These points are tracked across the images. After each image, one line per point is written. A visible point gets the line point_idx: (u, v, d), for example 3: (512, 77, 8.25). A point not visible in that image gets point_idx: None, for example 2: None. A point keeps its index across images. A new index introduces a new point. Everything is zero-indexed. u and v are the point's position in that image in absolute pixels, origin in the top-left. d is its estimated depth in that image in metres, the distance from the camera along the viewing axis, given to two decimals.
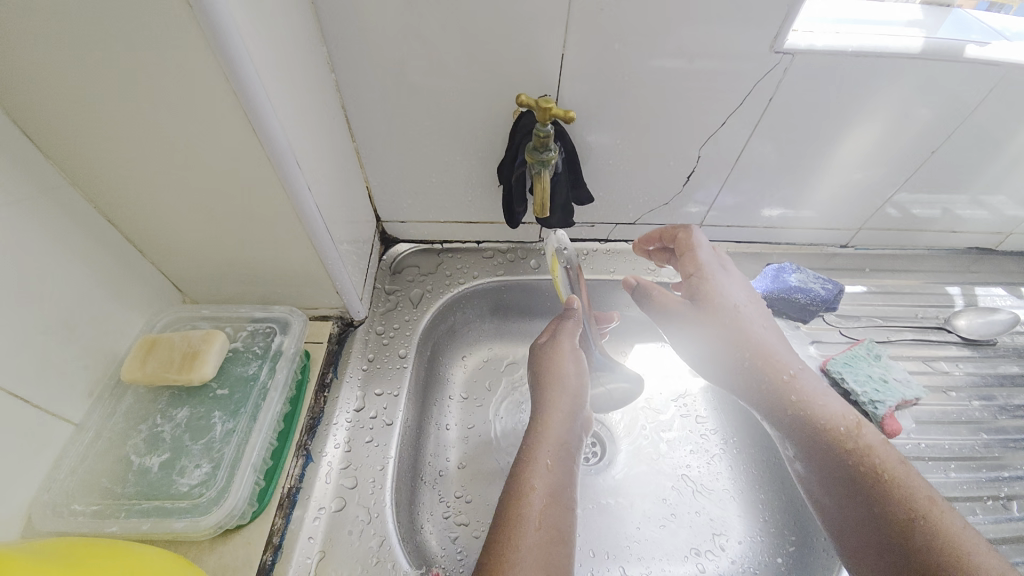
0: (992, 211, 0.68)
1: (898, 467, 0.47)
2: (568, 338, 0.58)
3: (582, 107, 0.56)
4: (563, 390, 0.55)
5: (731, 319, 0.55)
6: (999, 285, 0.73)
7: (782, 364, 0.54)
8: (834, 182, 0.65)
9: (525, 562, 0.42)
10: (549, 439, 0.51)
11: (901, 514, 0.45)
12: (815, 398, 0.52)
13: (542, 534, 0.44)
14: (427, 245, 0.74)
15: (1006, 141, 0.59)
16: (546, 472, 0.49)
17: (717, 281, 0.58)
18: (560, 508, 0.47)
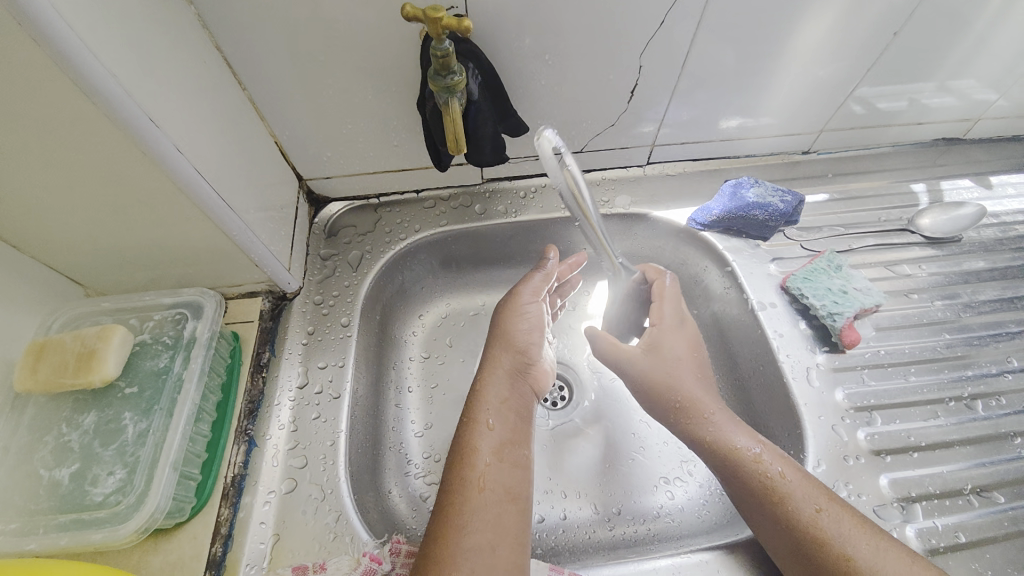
0: (961, 96, 0.64)
1: (794, 479, 0.42)
2: (531, 298, 0.58)
3: (497, 23, 0.48)
4: (512, 348, 0.54)
5: (667, 381, 0.50)
6: (967, 177, 0.70)
7: (702, 411, 0.48)
8: (790, 81, 0.59)
9: (469, 523, 0.43)
10: (492, 396, 0.51)
11: (806, 542, 0.40)
12: (726, 428, 0.47)
13: (488, 494, 0.45)
14: (362, 201, 0.68)
15: (974, 12, 0.53)
16: (490, 431, 0.49)
17: (671, 330, 0.54)
18: (508, 465, 0.47)
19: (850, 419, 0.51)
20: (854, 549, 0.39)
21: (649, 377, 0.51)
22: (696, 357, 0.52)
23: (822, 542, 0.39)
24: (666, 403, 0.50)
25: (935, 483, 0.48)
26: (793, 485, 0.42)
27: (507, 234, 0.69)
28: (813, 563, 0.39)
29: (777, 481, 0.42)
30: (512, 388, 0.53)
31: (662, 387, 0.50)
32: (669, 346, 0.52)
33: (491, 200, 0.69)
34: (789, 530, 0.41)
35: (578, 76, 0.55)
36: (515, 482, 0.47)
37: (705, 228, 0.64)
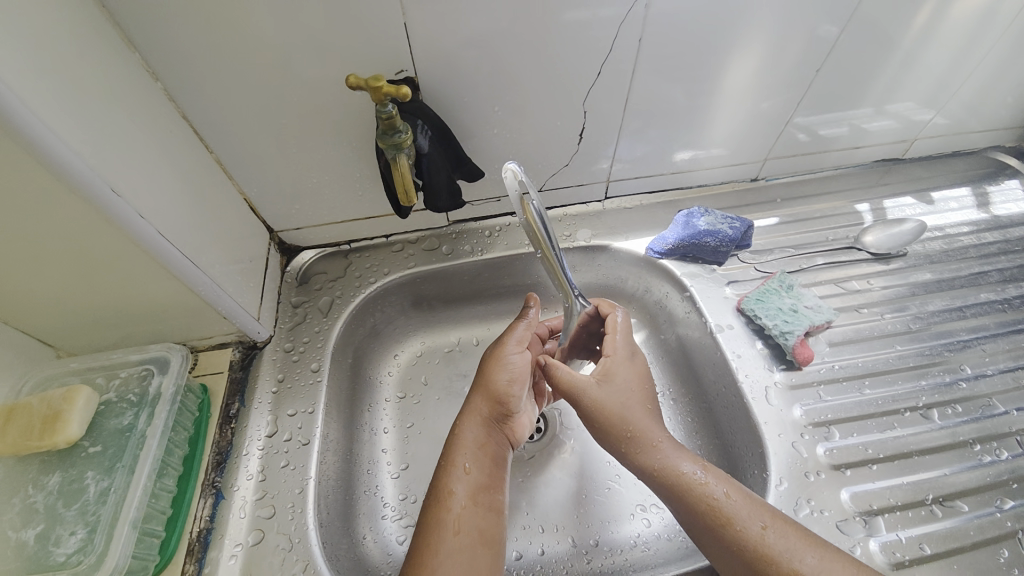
0: (892, 120, 0.68)
1: (737, 497, 0.43)
2: (514, 349, 0.56)
3: (446, 81, 0.52)
4: (490, 394, 0.54)
5: (617, 411, 0.48)
6: (908, 194, 0.72)
7: (648, 438, 0.47)
8: (727, 117, 0.63)
9: (443, 566, 0.43)
10: (469, 441, 0.51)
11: (755, 561, 0.40)
12: (669, 454, 0.46)
13: (461, 538, 0.45)
14: (333, 248, 0.70)
15: (886, 45, 0.58)
16: (466, 475, 0.49)
17: (626, 362, 0.52)
18: (484, 511, 0.48)
19: (808, 435, 0.51)
20: (802, 563, 0.39)
21: (601, 408, 0.49)
22: (645, 388, 0.51)
23: (769, 560, 0.39)
24: (618, 432, 0.48)
25: (897, 496, 0.47)
26: (737, 505, 0.42)
27: (475, 272, 0.72)
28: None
29: (722, 502, 0.42)
30: (491, 433, 0.53)
31: (613, 417, 0.48)
32: (621, 377, 0.50)
33: (458, 240, 0.71)
34: (738, 551, 0.41)
35: (528, 122, 0.59)
36: (489, 531, 0.47)
37: (663, 256, 0.66)
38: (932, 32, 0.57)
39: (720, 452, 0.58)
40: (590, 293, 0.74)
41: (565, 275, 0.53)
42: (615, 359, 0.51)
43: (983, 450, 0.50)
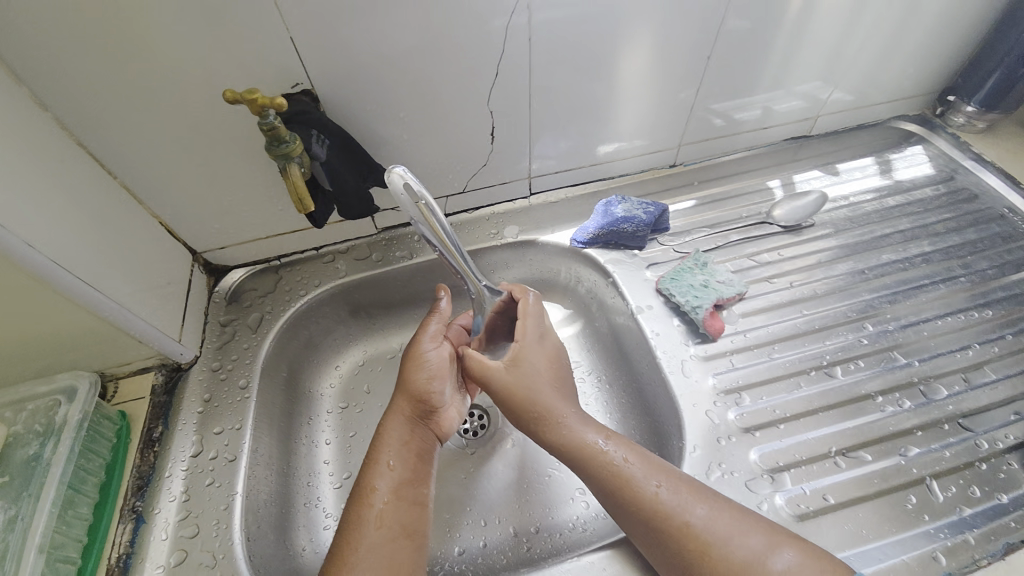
0: (790, 102, 0.72)
1: (637, 463, 0.45)
2: (431, 345, 0.56)
3: (346, 92, 0.54)
4: (410, 393, 0.54)
5: (524, 393, 0.49)
6: (815, 168, 0.75)
7: (555, 416, 0.48)
8: (632, 108, 0.66)
9: (363, 560, 0.44)
10: (393, 439, 0.51)
11: (651, 519, 0.42)
12: (576, 427, 0.48)
13: (383, 533, 0.46)
14: (262, 265, 0.70)
15: (770, 24, 0.61)
16: (390, 472, 0.49)
17: (534, 346, 0.53)
18: (410, 504, 0.48)
19: (720, 402, 0.53)
20: (693, 514, 0.41)
21: (510, 392, 0.50)
22: (556, 369, 0.52)
23: (664, 516, 0.42)
24: (527, 413, 0.49)
25: (803, 452, 0.49)
26: (636, 469, 0.45)
27: (408, 277, 0.73)
28: (659, 538, 0.41)
29: (623, 467, 0.45)
30: (416, 430, 0.52)
31: (520, 398, 0.49)
32: (531, 359, 0.51)
33: (388, 247, 0.72)
34: (638, 510, 0.43)
35: (438, 125, 0.60)
36: (413, 523, 0.47)
37: (587, 245, 0.68)
38: (807, 14, 0.61)
39: (650, 429, 0.59)
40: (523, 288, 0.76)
41: (469, 268, 0.55)
42: (526, 341, 0.53)
43: (885, 401, 0.52)
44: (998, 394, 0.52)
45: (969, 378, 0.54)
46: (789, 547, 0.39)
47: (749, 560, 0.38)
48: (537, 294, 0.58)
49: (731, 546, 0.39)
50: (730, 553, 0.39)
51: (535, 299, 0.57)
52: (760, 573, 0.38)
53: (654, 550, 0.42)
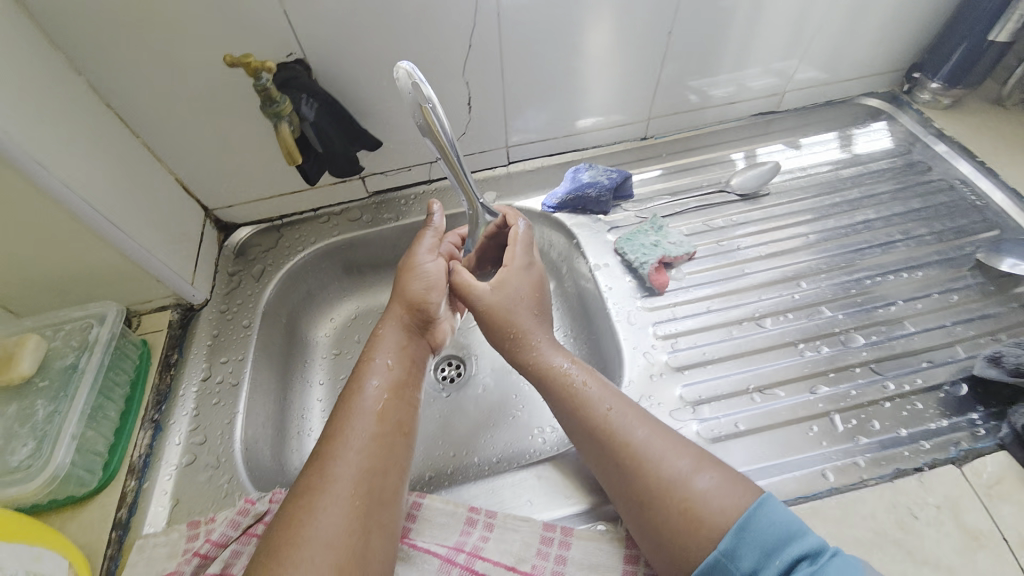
0: (754, 78, 0.76)
1: (592, 388, 0.52)
2: (429, 259, 0.62)
3: (334, 64, 0.60)
4: (407, 300, 0.60)
5: (503, 312, 0.57)
6: (779, 141, 0.79)
7: (528, 339, 0.57)
8: (600, 82, 0.71)
9: (356, 434, 0.49)
10: (390, 340, 0.58)
11: (596, 432, 0.49)
12: (545, 351, 0.56)
13: (376, 415, 0.51)
14: (266, 224, 0.78)
15: (727, 1, 0.64)
16: (384, 367, 0.55)
17: (518, 270, 0.60)
18: (399, 397, 0.54)
19: (657, 345, 0.59)
20: (634, 434, 0.47)
21: (491, 311, 0.58)
22: (535, 296, 0.59)
23: (609, 433, 0.48)
24: (504, 331, 0.57)
25: (724, 388, 0.55)
26: (593, 393, 0.51)
27: (395, 237, 0.80)
28: (602, 446, 0.48)
29: (580, 389, 0.52)
30: (409, 337, 0.60)
31: (500, 317, 0.57)
32: (515, 284, 0.59)
33: (377, 210, 0.80)
34: (586, 425, 0.50)
35: None
36: (403, 416, 0.53)
37: (556, 210, 0.74)
38: None
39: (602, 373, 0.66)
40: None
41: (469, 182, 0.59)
42: (510, 267, 0.60)
43: (805, 346, 0.57)
44: (918, 344, 0.56)
45: (889, 330, 0.57)
46: (716, 467, 0.44)
47: (673, 480, 0.43)
48: (527, 224, 0.64)
49: (662, 465, 0.44)
50: (660, 471, 0.44)
51: (524, 228, 0.63)
52: (680, 492, 0.42)
53: (600, 462, 0.48)
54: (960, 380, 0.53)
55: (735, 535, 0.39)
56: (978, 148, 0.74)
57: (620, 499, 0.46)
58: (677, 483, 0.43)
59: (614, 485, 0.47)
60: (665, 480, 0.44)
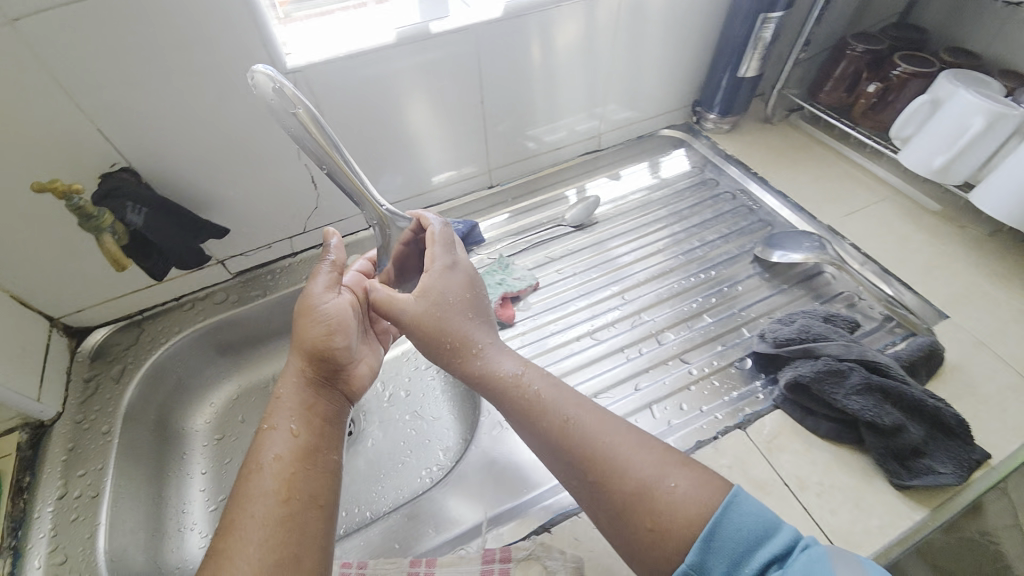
0: (572, 128, 0.88)
1: (544, 394, 0.48)
2: (328, 297, 0.57)
3: (164, 165, 0.63)
4: (310, 345, 0.55)
5: (434, 321, 0.53)
6: (603, 175, 0.92)
7: (467, 345, 0.53)
8: (434, 147, 0.78)
9: (251, 523, 0.43)
10: (289, 399, 0.52)
11: (554, 442, 0.46)
12: (490, 356, 0.52)
13: (275, 495, 0.45)
14: (125, 320, 0.77)
15: (525, 71, 0.74)
16: (283, 431, 0.50)
17: (439, 275, 0.56)
18: (307, 472, 0.48)
19: None
20: (591, 445, 0.44)
21: (420, 322, 0.53)
22: (465, 297, 0.56)
23: (564, 443, 0.45)
24: (438, 343, 0.53)
25: None
26: (547, 400, 0.48)
27: (267, 313, 0.82)
28: (560, 456, 0.45)
29: (531, 397, 0.48)
30: (312, 394, 0.54)
31: (430, 328, 0.53)
32: (441, 289, 0.55)
33: (244, 289, 0.81)
34: (547, 435, 0.46)
35: (261, 180, 0.70)
36: (315, 487, 0.48)
37: None
38: (553, 61, 0.75)
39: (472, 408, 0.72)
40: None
41: (366, 188, 0.64)
42: (430, 274, 0.56)
43: (630, 350, 0.68)
44: (712, 325, 0.69)
45: (690, 324, 0.70)
46: (676, 469, 0.41)
47: (641, 487, 0.41)
48: (443, 224, 0.63)
49: (628, 474, 0.41)
50: (624, 477, 0.42)
51: (440, 227, 0.61)
52: (647, 500, 0.40)
53: (560, 468, 0.45)
54: (746, 355, 0.65)
55: (701, 548, 0.37)
56: (751, 160, 0.90)
57: (577, 490, 0.44)
58: (639, 494, 0.40)
59: (582, 496, 0.44)
60: (629, 492, 0.41)
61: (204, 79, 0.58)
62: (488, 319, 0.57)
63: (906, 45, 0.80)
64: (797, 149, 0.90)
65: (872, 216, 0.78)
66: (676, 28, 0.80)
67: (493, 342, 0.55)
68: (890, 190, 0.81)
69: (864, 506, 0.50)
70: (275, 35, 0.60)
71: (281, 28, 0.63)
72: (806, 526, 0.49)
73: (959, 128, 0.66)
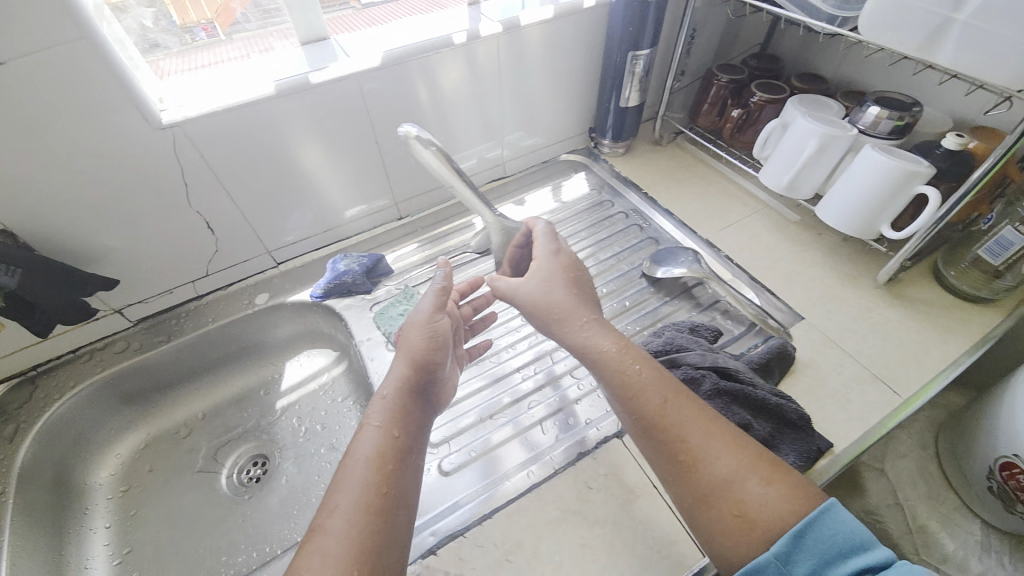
0: (474, 159, 0.92)
1: (651, 371, 0.53)
2: (430, 306, 0.61)
3: (46, 222, 0.62)
4: (416, 340, 0.58)
5: (541, 298, 0.62)
6: (509, 201, 0.97)
7: (574, 319, 0.59)
8: (333, 186, 0.81)
9: (343, 509, 0.43)
10: (392, 390, 0.54)
11: (651, 424, 0.50)
12: (592, 334, 0.57)
13: (373, 485, 0.45)
14: (18, 377, 0.74)
15: (415, 110, 0.78)
16: (380, 424, 0.50)
17: (540, 262, 0.65)
18: (400, 474, 0.47)
19: None
20: (687, 431, 0.48)
21: (532, 301, 0.62)
22: (568, 279, 0.63)
23: (662, 427, 0.49)
24: (546, 314, 0.60)
25: (460, 425, 0.66)
26: (650, 382, 0.52)
27: (174, 358, 0.81)
28: (658, 440, 0.49)
29: (636, 379, 0.52)
30: (408, 397, 0.53)
31: (542, 303, 0.61)
32: (546, 269, 0.64)
33: (146, 335, 0.80)
34: (643, 416, 0.50)
35: (153, 229, 0.71)
36: (404, 487, 0.47)
37: (325, 297, 0.81)
38: (441, 98, 0.79)
39: None
40: (301, 338, 0.90)
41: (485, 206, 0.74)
42: (541, 261, 0.65)
43: (527, 370, 0.72)
44: None
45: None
46: (765, 470, 0.45)
47: (728, 477, 0.45)
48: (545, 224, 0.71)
49: (706, 463, 0.46)
50: (710, 465, 0.46)
51: (544, 226, 0.71)
52: (733, 491, 0.44)
53: (651, 448, 0.50)
54: None
55: (790, 541, 0.39)
56: (641, 181, 0.97)
57: (670, 474, 0.48)
58: (728, 486, 0.45)
59: (671, 479, 0.48)
60: (720, 483, 0.45)
61: (81, 136, 0.58)
62: (597, 300, 0.64)
63: (764, 74, 0.89)
64: (683, 169, 0.97)
65: (744, 229, 0.85)
66: (558, 64, 0.87)
67: (606, 319, 0.60)
68: (761, 204, 0.89)
69: None
70: (147, 92, 0.61)
71: (160, 81, 0.66)
72: (670, 525, 0.54)
73: (799, 147, 0.72)
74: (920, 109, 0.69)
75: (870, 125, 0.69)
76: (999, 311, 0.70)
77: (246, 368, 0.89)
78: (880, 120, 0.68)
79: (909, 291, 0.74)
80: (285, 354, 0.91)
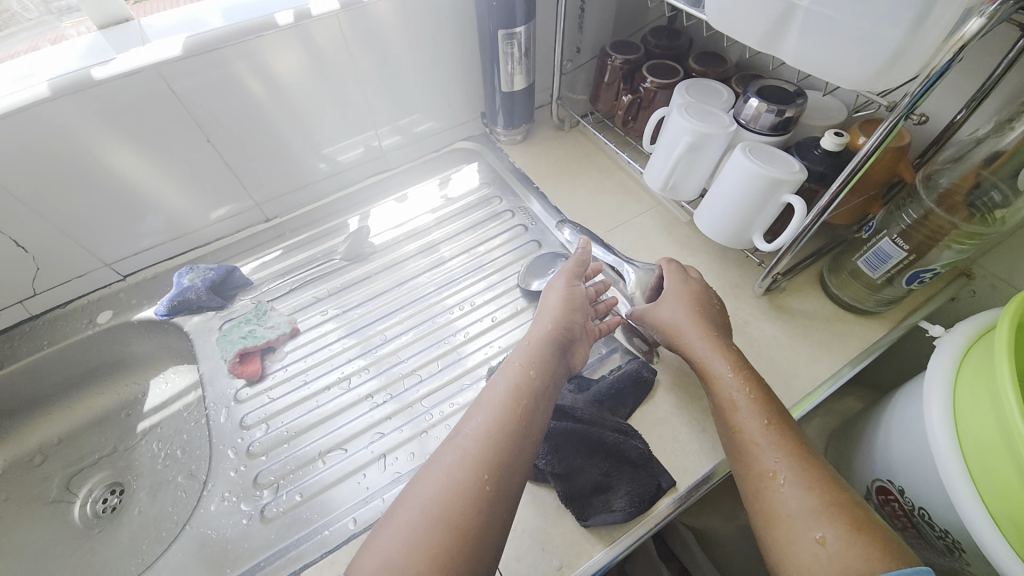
0: (345, 154, 0.84)
1: (763, 405, 0.51)
2: (576, 277, 0.67)
3: None
4: (561, 300, 0.63)
5: (668, 323, 0.61)
6: (391, 197, 0.89)
7: (688, 344, 0.58)
8: (169, 191, 0.72)
9: (476, 427, 0.48)
10: (532, 341, 0.58)
11: (740, 442, 0.50)
12: (706, 356, 0.56)
13: (505, 412, 0.49)
14: None
15: (250, 106, 0.69)
16: (519, 364, 0.55)
17: (672, 284, 0.64)
18: (533, 409, 0.50)
19: (244, 437, 0.64)
20: (778, 462, 0.47)
21: (653, 321, 0.63)
22: (693, 305, 0.61)
23: (755, 446, 0.49)
24: (667, 333, 0.61)
25: (291, 463, 0.61)
26: (744, 408, 0.52)
27: (13, 384, 0.75)
28: (747, 460, 0.49)
29: (733, 402, 0.52)
30: (549, 349, 0.57)
31: (664, 320, 0.62)
32: (670, 286, 0.64)
33: None
34: (738, 435, 0.51)
35: None
36: (533, 424, 0.50)
37: (171, 314, 0.75)
38: (280, 91, 0.70)
39: None
40: (163, 354, 0.84)
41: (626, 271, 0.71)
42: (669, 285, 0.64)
43: (379, 396, 0.66)
44: (466, 360, 0.68)
45: (442, 360, 0.69)
46: (853, 518, 0.42)
47: (808, 510, 0.44)
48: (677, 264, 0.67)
49: (789, 488, 0.45)
50: (796, 491, 0.45)
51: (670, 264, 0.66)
52: (801, 525, 0.43)
53: (740, 464, 0.50)
54: None
55: None
56: (535, 174, 0.88)
57: (744, 482, 0.49)
58: (811, 519, 0.43)
59: (750, 496, 0.48)
60: (800, 514, 0.44)
61: None
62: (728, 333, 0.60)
63: (661, 53, 0.79)
64: (581, 159, 0.89)
65: (633, 231, 0.78)
66: (426, 45, 0.77)
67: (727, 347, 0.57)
68: (655, 202, 0.82)
69: (549, 548, 0.51)
70: None
71: None
72: None
73: (673, 145, 0.65)
74: (805, 99, 0.61)
75: (751, 118, 0.61)
76: (883, 325, 0.65)
77: (107, 387, 0.83)
78: (761, 114, 0.60)
79: (792, 303, 0.69)
80: (148, 371, 0.85)
